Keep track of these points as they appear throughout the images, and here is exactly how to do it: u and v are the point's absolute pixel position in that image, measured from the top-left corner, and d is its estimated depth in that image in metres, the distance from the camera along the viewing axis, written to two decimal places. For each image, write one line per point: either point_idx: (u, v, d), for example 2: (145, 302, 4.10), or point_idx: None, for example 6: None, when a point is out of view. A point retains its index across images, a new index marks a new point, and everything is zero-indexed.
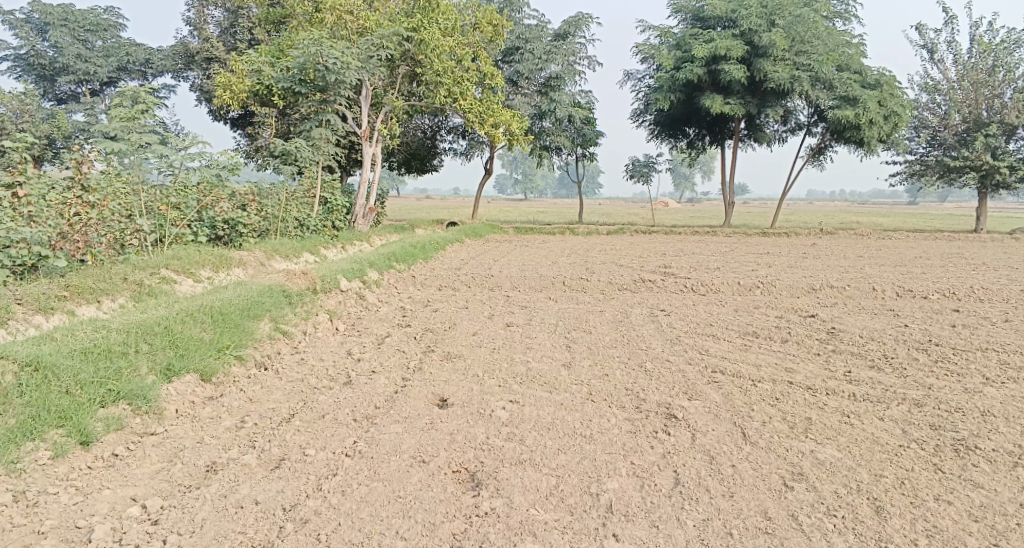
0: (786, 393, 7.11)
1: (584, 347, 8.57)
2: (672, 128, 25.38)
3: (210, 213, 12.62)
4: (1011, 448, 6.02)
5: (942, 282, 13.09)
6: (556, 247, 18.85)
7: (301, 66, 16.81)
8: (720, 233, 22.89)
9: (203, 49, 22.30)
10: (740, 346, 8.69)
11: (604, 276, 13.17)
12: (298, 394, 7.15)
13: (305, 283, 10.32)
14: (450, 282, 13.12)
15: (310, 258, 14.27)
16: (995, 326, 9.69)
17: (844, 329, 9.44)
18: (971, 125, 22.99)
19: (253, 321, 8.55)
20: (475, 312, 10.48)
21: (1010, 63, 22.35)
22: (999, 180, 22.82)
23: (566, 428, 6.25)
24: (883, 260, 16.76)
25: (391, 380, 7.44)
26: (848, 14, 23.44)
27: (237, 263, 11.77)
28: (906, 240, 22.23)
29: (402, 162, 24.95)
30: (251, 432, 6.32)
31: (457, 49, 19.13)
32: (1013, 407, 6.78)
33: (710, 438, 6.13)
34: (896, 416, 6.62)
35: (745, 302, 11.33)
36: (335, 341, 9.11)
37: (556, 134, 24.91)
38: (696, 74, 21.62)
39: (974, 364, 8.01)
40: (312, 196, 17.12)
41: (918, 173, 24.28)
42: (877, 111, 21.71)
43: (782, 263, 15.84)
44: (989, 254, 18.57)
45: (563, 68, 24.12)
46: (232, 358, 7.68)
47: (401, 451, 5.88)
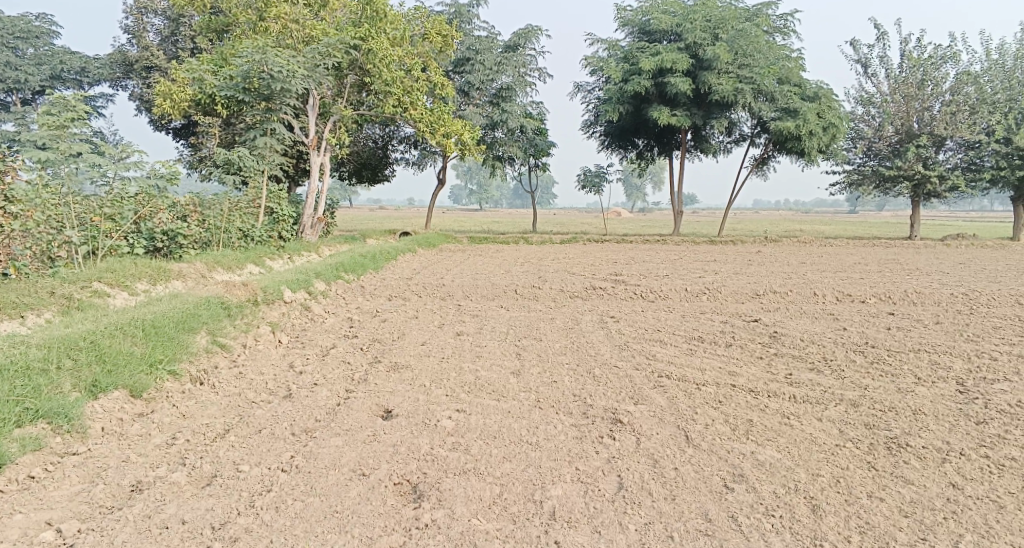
0: (729, 396, 7.19)
1: (532, 354, 8.53)
2: (622, 139, 25.68)
3: (148, 225, 12.18)
4: (941, 445, 6.18)
5: (879, 286, 13.52)
6: (508, 255, 18.82)
7: (245, 74, 16.48)
8: (670, 242, 23.22)
9: (142, 57, 21.71)
10: (686, 351, 8.77)
11: (554, 284, 13.20)
12: (235, 408, 6.92)
13: (245, 295, 10.04)
14: (400, 291, 12.96)
15: (254, 270, 13.92)
16: (927, 328, 10.03)
17: (786, 333, 9.63)
18: (904, 137, 23.86)
19: (187, 334, 8.26)
20: (423, 322, 10.35)
21: (938, 77, 23.30)
22: (931, 189, 23.75)
23: (511, 436, 6.18)
24: (824, 266, 17.25)
25: (334, 392, 7.27)
26: (787, 29, 24.11)
27: (175, 275, 11.39)
28: (846, 246, 22.92)
29: (353, 172, 24.68)
30: (181, 449, 6.08)
31: (406, 59, 18.99)
32: (944, 406, 6.99)
33: (654, 442, 6.14)
34: (834, 416, 6.75)
35: (691, 308, 11.48)
36: (277, 354, 8.87)
37: (507, 144, 24.95)
38: (643, 86, 21.94)
39: (908, 365, 8.24)
40: (257, 206, 16.73)
41: (856, 183, 24.90)
42: (816, 123, 22.36)
43: (728, 269, 16.15)
44: (924, 259, 19.28)
45: (514, 79, 24.20)
46: (165, 373, 7.40)
47: (340, 465, 5.72)
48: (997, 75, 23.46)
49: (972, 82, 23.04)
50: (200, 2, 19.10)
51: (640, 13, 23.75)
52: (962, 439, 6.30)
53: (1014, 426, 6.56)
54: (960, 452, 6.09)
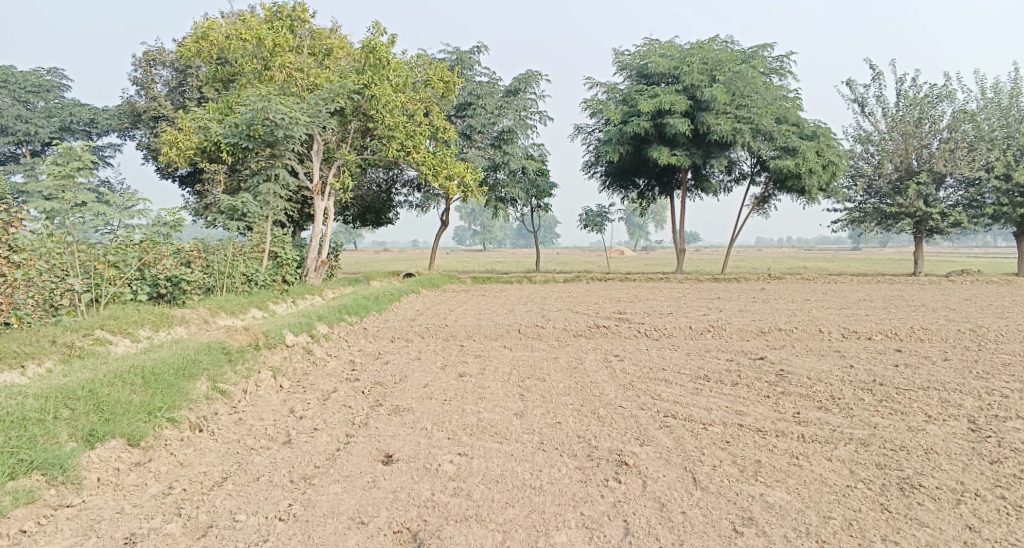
0: (736, 436, 7.06)
1: (536, 395, 8.42)
2: (623, 180, 25.84)
3: (152, 271, 12.19)
4: (953, 485, 6.04)
5: (885, 322, 13.43)
6: (512, 295, 18.79)
7: (249, 121, 16.73)
8: (674, 280, 23.22)
9: (149, 108, 22.07)
10: (692, 390, 8.65)
11: (558, 324, 13.14)
12: (233, 455, 6.81)
13: (246, 340, 9.98)
14: (403, 333, 12.89)
15: (257, 314, 13.90)
16: (935, 364, 9.92)
17: (792, 371, 9.50)
18: (903, 174, 23.98)
19: (188, 380, 8.19)
20: (426, 364, 10.27)
21: (935, 115, 23.54)
22: (933, 225, 23.79)
23: (515, 480, 6.06)
24: (828, 303, 17.18)
25: (334, 437, 7.16)
26: (783, 70, 24.39)
27: (178, 321, 11.36)
28: (850, 283, 22.87)
29: (357, 216, 24.89)
30: (178, 499, 5.97)
31: (409, 104, 19.26)
32: (956, 444, 6.85)
33: (660, 485, 6.00)
34: (843, 456, 6.61)
35: (696, 346, 11.38)
36: (277, 399, 8.77)
37: (510, 186, 25.12)
38: (644, 127, 22.16)
39: (918, 403, 8.09)
40: (261, 250, 16.78)
41: (858, 220, 25.00)
42: (816, 161, 22.49)
43: (732, 307, 16.09)
44: (928, 295, 19.23)
45: (515, 122, 24.49)
46: (163, 421, 7.31)
47: (339, 513, 5.60)
48: (993, 113, 23.51)
49: (968, 119, 23.22)
50: (206, 53, 19.44)
51: (638, 57, 24.11)
52: (975, 479, 6.15)
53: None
54: (974, 492, 5.94)
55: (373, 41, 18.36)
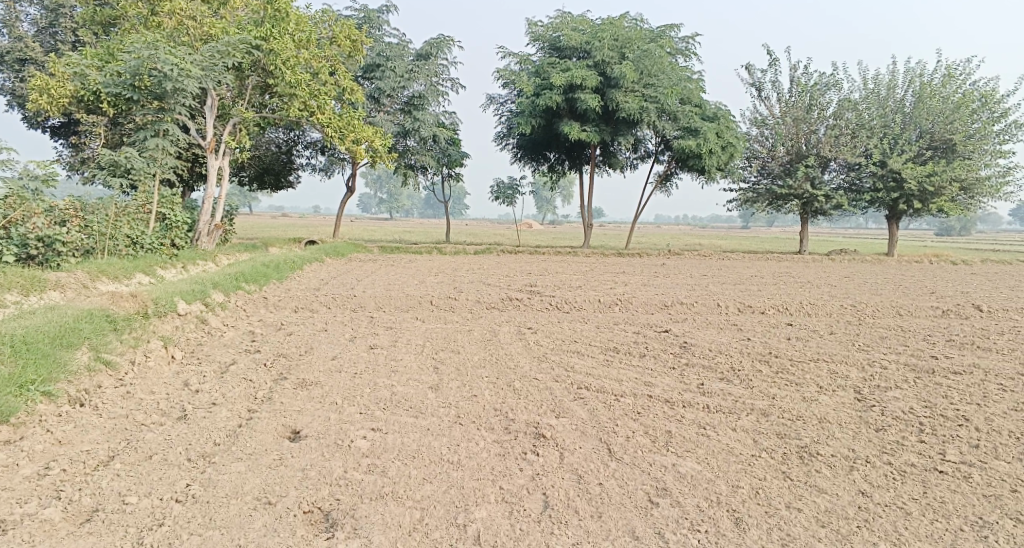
0: (647, 407, 7.16)
1: (450, 368, 8.24)
2: (534, 152, 25.79)
3: (20, 229, 11.14)
4: (848, 453, 6.34)
5: (777, 298, 14.07)
6: (421, 265, 18.43)
7: (134, 70, 15.49)
8: (579, 253, 23.53)
9: (14, 49, 19.98)
10: (603, 362, 8.72)
11: (469, 295, 12.98)
12: (120, 432, 6.28)
13: (133, 307, 9.25)
14: (308, 303, 12.38)
15: (144, 279, 12.95)
16: (824, 338, 10.47)
17: (695, 344, 9.76)
18: (793, 157, 25.12)
19: (66, 351, 7.49)
20: (333, 334, 9.87)
21: (823, 103, 24.71)
22: (818, 207, 25.17)
23: (431, 455, 5.88)
24: (724, 278, 17.84)
25: (234, 412, 6.73)
26: (687, 51, 24.89)
27: (53, 285, 10.38)
28: (743, 260, 23.91)
29: (255, 177, 23.67)
30: (56, 480, 5.43)
31: (313, 62, 18.34)
32: (847, 413, 7.21)
33: (577, 456, 5.99)
34: (747, 426, 6.82)
35: (605, 319, 11.48)
36: (169, 371, 8.18)
37: (419, 153, 24.56)
38: (554, 101, 22.12)
39: (810, 374, 8.49)
40: (148, 211, 15.60)
41: (750, 200, 26.08)
42: (716, 142, 23.16)
43: (636, 281, 16.41)
44: (813, 273, 20.38)
45: (426, 88, 23.90)
46: (37, 395, 6.64)
47: (242, 493, 5.26)
48: (873, 102, 24.81)
49: (852, 108, 24.55)
50: None
51: (550, 29, 23.93)
52: (865, 446, 6.48)
53: (911, 432, 6.82)
54: (866, 459, 6.25)
55: None
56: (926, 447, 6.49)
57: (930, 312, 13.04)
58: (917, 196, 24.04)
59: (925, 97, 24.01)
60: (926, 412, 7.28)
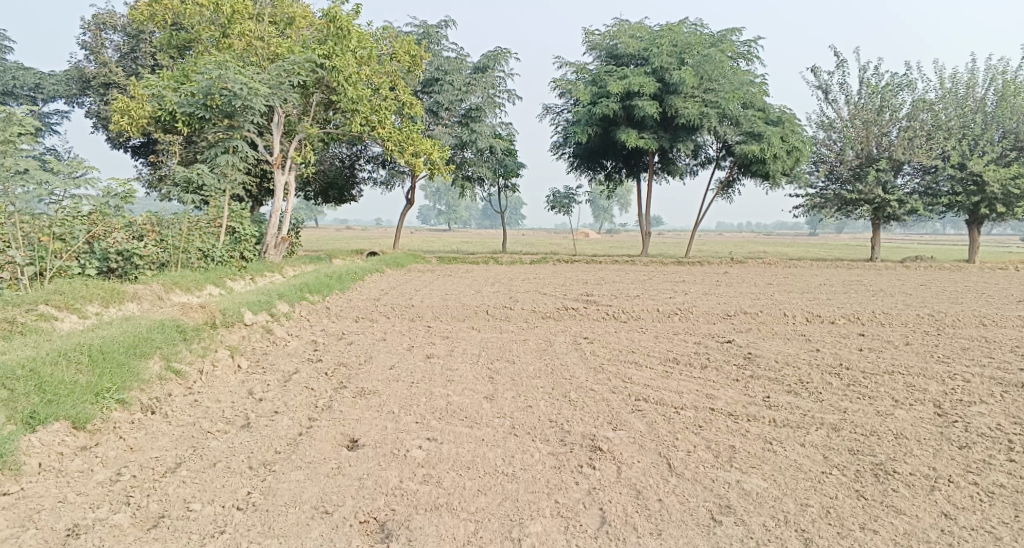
0: (709, 420, 6.95)
1: (507, 378, 8.19)
2: (591, 161, 25.65)
3: (101, 244, 11.68)
4: (926, 471, 5.99)
5: (846, 307, 13.53)
6: (480, 276, 18.50)
7: (205, 90, 16.10)
8: (640, 262, 23.21)
9: (99, 74, 21.06)
10: (663, 373, 8.52)
11: (527, 305, 12.93)
12: (188, 439, 6.46)
13: (202, 317, 9.54)
14: (368, 313, 12.56)
15: (214, 291, 13.38)
16: (897, 349, 9.99)
17: (760, 354, 9.45)
18: (863, 161, 24.22)
19: (139, 360, 7.77)
20: (392, 344, 9.96)
21: (896, 104, 23.83)
22: (891, 212, 24.17)
23: (487, 466, 5.84)
24: (790, 287, 17.29)
25: (295, 421, 6.85)
26: (750, 55, 24.34)
27: (130, 297, 10.82)
28: (810, 268, 23.16)
29: (319, 191, 24.26)
30: (127, 486, 5.61)
31: (374, 77, 18.69)
32: (925, 429, 6.83)
33: (636, 471, 5.85)
34: (816, 441, 6.53)
35: (664, 329, 11.25)
36: (235, 380, 8.39)
37: (478, 164, 24.72)
38: (612, 109, 21.95)
39: (884, 387, 8.10)
40: (218, 225, 16.14)
41: (818, 206, 25.26)
42: (780, 147, 22.54)
43: (698, 290, 16.06)
44: (887, 281, 19.55)
45: (484, 100, 24.07)
46: (112, 402, 6.91)
47: (301, 502, 5.33)
48: (950, 102, 23.73)
49: (926, 109, 23.52)
50: (159, 17, 18.60)
51: (607, 37, 23.79)
52: (947, 465, 6.11)
53: (998, 450, 6.40)
54: (947, 478, 5.89)
55: (335, 10, 17.66)
56: (1016, 467, 6.08)
57: (1015, 321, 12.31)
58: (999, 200, 22.83)
59: (1009, 96, 22.92)
60: (1015, 429, 6.84)
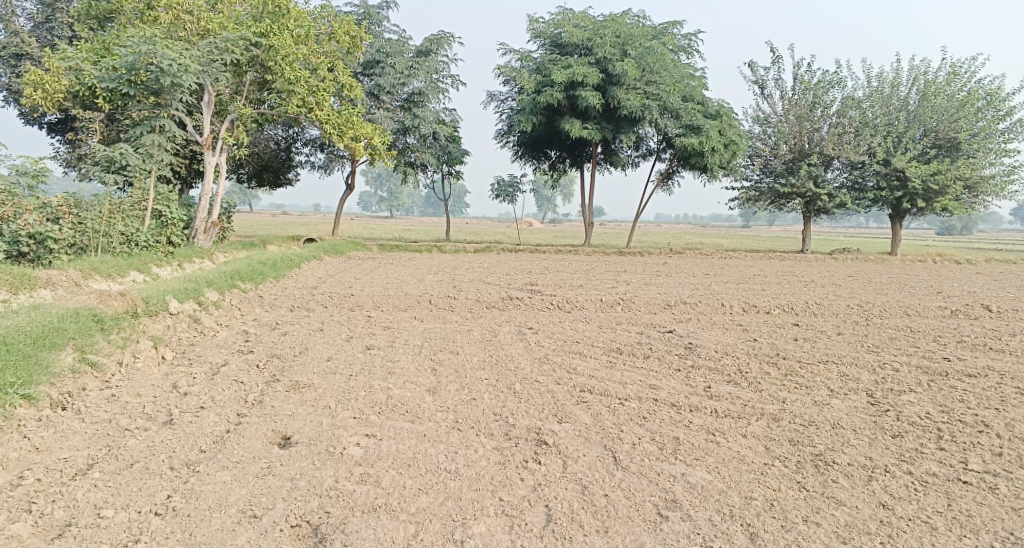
0: (653, 412, 6.87)
1: (449, 369, 7.95)
2: (534, 150, 25.48)
3: (11, 226, 10.92)
4: (865, 461, 6.03)
5: (781, 298, 13.77)
6: (421, 264, 18.12)
7: (130, 65, 15.20)
8: (581, 252, 23.22)
9: (11, 44, 19.65)
10: (606, 363, 8.43)
11: (469, 294, 12.68)
12: (102, 438, 6.01)
13: (122, 306, 8.96)
14: (305, 301, 12.10)
15: (138, 277, 12.65)
16: (831, 338, 10.16)
17: (700, 344, 9.45)
18: (797, 155, 24.80)
19: (49, 352, 7.21)
20: (329, 335, 9.57)
21: (827, 101, 24.36)
22: (821, 206, 24.84)
23: (428, 464, 5.59)
24: (726, 277, 17.55)
25: (222, 417, 6.44)
26: (690, 48, 24.54)
27: (44, 283, 10.09)
28: (745, 259, 23.61)
29: (253, 174, 23.36)
30: (30, 491, 5.15)
31: (312, 57, 18.00)
32: (860, 418, 6.91)
33: (581, 465, 5.71)
34: (758, 432, 6.52)
35: (607, 319, 11.18)
36: (158, 373, 7.89)
37: (420, 150, 24.25)
38: (556, 98, 21.80)
39: (820, 377, 8.19)
40: (143, 208, 15.25)
41: (753, 199, 25.77)
42: (718, 140, 22.82)
43: (638, 280, 16.11)
44: (818, 272, 20.06)
45: (426, 85, 23.58)
46: (17, 398, 6.39)
47: (226, 506, 5.00)
48: (877, 101, 24.50)
49: (855, 106, 24.23)
50: None
51: (552, 26, 23.59)
52: (882, 454, 6.17)
53: (929, 439, 6.51)
54: (884, 468, 5.95)
55: None
56: (947, 456, 6.18)
57: (938, 312, 12.75)
58: (921, 195, 23.69)
59: (930, 95, 23.68)
60: (943, 417, 6.99)
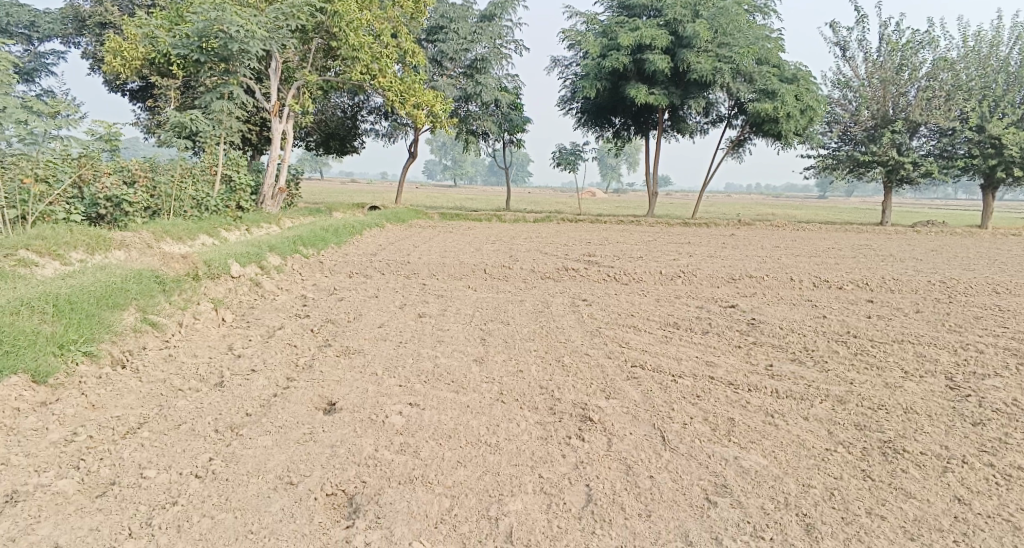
0: (708, 390, 6.57)
1: (499, 340, 7.81)
2: (599, 117, 24.91)
3: (90, 189, 11.26)
4: (939, 451, 5.60)
5: (855, 272, 13.03)
6: (481, 232, 17.99)
7: (200, 32, 15.41)
8: (645, 222, 22.64)
9: (94, 14, 20.26)
10: (662, 338, 8.13)
11: (526, 264, 12.47)
12: (155, 398, 6.14)
13: (184, 269, 9.12)
14: (362, 268, 12.14)
15: (207, 241, 12.95)
16: (908, 317, 9.52)
17: (764, 321, 8.99)
18: (879, 121, 23.42)
19: (112, 311, 7.39)
20: (383, 302, 9.56)
21: (916, 63, 22.79)
22: (904, 175, 23.44)
23: (469, 436, 5.47)
24: (797, 250, 16.75)
25: (271, 380, 6.48)
26: (767, 9, 23.35)
27: (118, 244, 10.33)
28: (819, 231, 22.55)
29: (321, 142, 23.65)
30: (82, 448, 5.30)
31: (376, 23, 17.91)
32: (936, 404, 6.43)
33: (627, 444, 5.49)
34: (820, 415, 6.15)
35: (666, 292, 10.81)
36: (216, 335, 8.03)
37: (483, 118, 24.01)
38: (622, 62, 21.13)
39: (893, 357, 7.67)
40: (213, 173, 15.55)
41: (829, 168, 24.55)
42: (794, 105, 21.72)
43: (702, 252, 15.58)
44: (896, 246, 18.97)
45: (490, 50, 23.22)
46: (78, 355, 6.58)
47: (265, 471, 5.02)
48: (973, 62, 22.69)
49: (947, 68, 22.59)
50: None
51: None
52: (960, 444, 5.71)
53: (1015, 428, 6.00)
54: (961, 459, 5.50)
55: None
56: None
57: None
58: (1017, 163, 22.02)
59: None
60: None
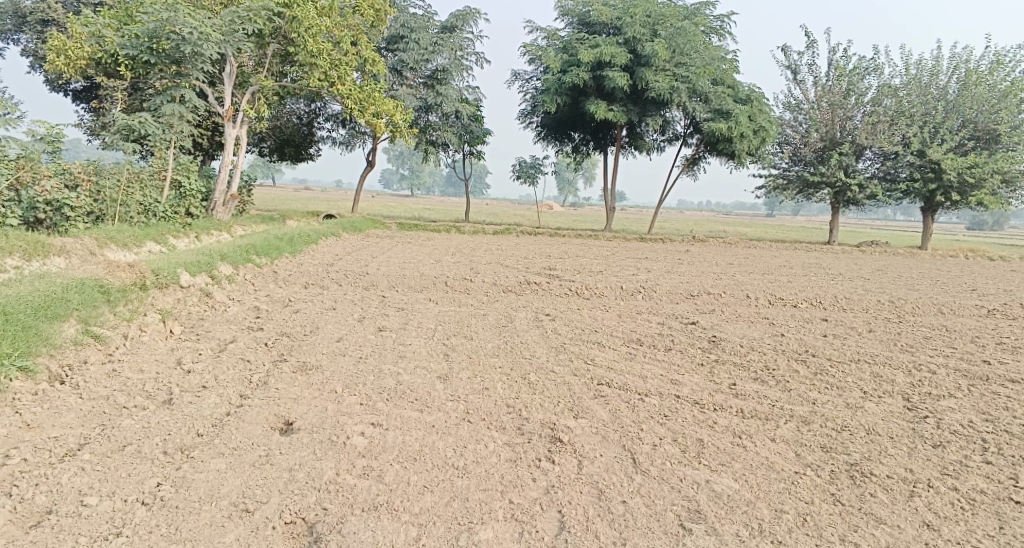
0: (676, 409, 6.48)
1: (462, 356, 7.61)
2: (557, 131, 24.97)
3: (29, 192, 10.65)
4: (905, 474, 5.61)
5: (809, 290, 13.23)
6: (439, 244, 17.77)
7: (152, 33, 14.88)
8: (602, 237, 22.74)
9: (37, 10, 19.44)
10: (626, 355, 8.04)
11: (485, 277, 12.30)
12: (98, 416, 5.76)
13: (129, 278, 8.69)
14: (318, 278, 11.80)
15: (154, 248, 12.43)
16: (862, 336, 9.66)
17: (725, 338, 9.00)
18: (828, 143, 24.04)
19: (51, 323, 6.95)
20: (341, 314, 9.26)
21: (861, 88, 23.46)
22: (852, 196, 24.07)
23: (435, 458, 5.26)
24: (751, 268, 17.00)
25: (224, 398, 6.15)
26: (723, 30, 23.74)
27: (58, 251, 9.80)
28: (771, 249, 22.99)
29: (275, 148, 23.11)
30: (15, 472, 4.92)
31: (335, 30, 17.59)
32: (897, 425, 6.48)
33: (597, 467, 5.35)
34: (787, 436, 6.11)
35: (627, 308, 10.77)
36: (164, 348, 7.64)
37: (442, 129, 23.81)
38: (582, 78, 21.22)
39: (852, 377, 7.72)
40: (162, 178, 14.99)
41: (781, 187, 25.10)
42: (747, 126, 22.14)
43: (660, 267, 15.67)
44: (845, 265, 19.43)
45: (450, 62, 23.09)
46: (13, 371, 6.17)
47: (218, 497, 4.73)
48: (914, 89, 23.56)
49: (891, 94, 23.37)
50: None
51: (580, 4, 22.94)
52: (924, 467, 5.74)
53: (974, 451, 6.07)
54: (926, 482, 5.52)
55: None
56: (994, 471, 5.74)
57: (973, 311, 12.17)
58: (956, 188, 22.84)
59: (970, 85, 22.76)
60: (987, 427, 6.52)
